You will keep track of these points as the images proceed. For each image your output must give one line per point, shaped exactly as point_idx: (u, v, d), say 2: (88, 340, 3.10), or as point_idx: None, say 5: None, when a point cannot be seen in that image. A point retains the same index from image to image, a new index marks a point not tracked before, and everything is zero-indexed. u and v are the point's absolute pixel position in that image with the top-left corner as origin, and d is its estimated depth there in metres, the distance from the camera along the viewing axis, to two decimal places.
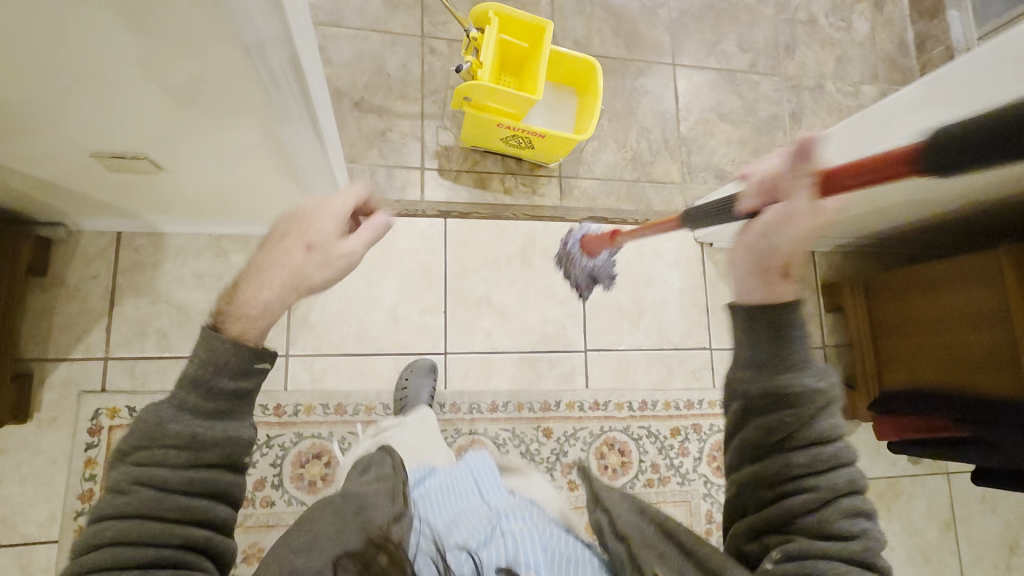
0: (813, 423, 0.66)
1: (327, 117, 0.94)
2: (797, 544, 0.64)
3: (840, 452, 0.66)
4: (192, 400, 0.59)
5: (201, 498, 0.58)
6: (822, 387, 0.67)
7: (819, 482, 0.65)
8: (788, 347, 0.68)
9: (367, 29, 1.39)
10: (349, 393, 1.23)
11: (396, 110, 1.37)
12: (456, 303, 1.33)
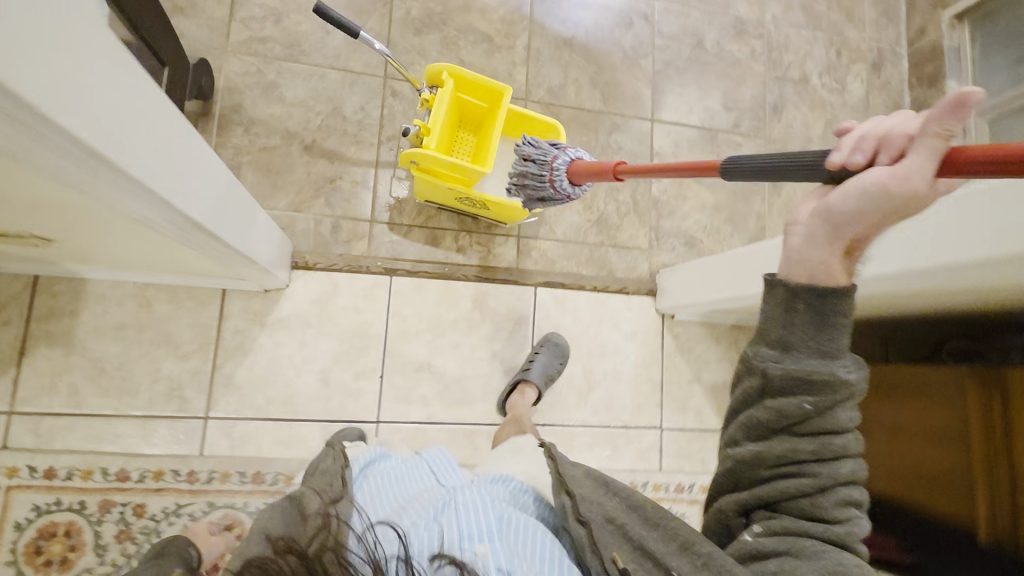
0: (831, 413, 0.59)
1: (260, 227, 0.97)
2: (780, 520, 0.61)
3: (850, 444, 0.61)
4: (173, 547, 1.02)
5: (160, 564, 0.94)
6: (852, 377, 0.59)
7: (819, 469, 0.60)
8: (827, 330, 0.58)
9: (326, 67, 1.28)
10: (270, 460, 1.18)
11: (348, 156, 1.28)
12: (395, 367, 1.28)
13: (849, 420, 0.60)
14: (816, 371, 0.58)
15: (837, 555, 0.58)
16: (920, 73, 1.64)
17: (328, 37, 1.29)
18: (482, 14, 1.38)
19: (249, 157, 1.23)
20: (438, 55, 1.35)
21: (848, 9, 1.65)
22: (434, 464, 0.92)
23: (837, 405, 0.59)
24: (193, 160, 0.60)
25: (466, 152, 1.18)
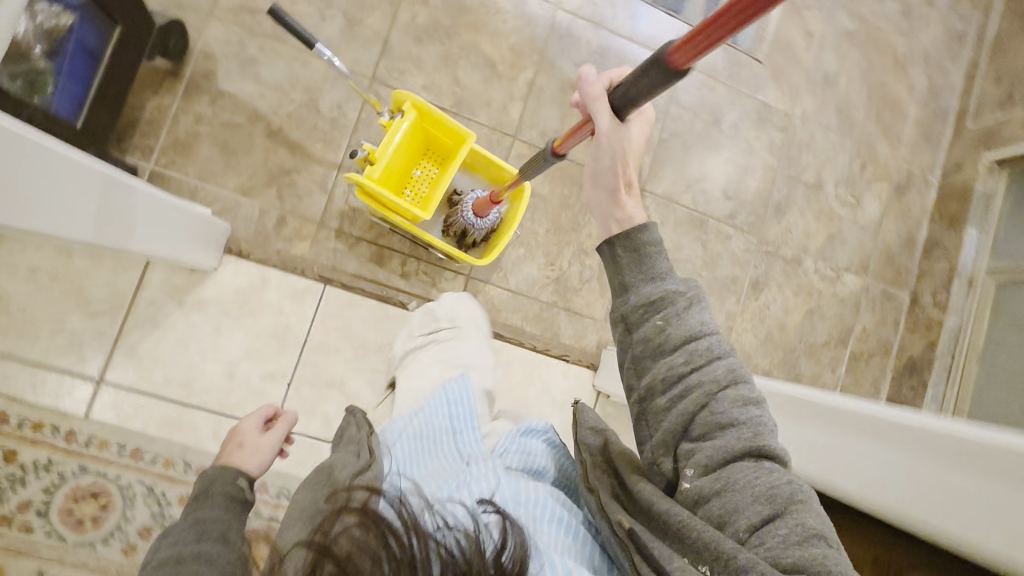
0: (682, 321, 0.66)
1: (178, 218, 1.03)
2: (704, 450, 0.62)
3: (714, 345, 0.65)
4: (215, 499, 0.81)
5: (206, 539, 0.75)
6: (682, 287, 0.68)
7: (699, 377, 0.63)
8: (648, 263, 0.70)
9: (312, 55, 1.24)
10: (152, 440, 1.15)
11: (313, 151, 1.23)
12: (305, 378, 1.22)
13: (703, 324, 0.66)
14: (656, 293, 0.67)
15: (760, 480, 0.59)
16: (944, 209, 1.53)
17: (326, 28, 1.25)
18: (491, 38, 1.33)
19: (209, 128, 1.20)
20: (433, 69, 1.30)
21: (885, 122, 1.55)
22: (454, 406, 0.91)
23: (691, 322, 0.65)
24: (38, 167, 0.71)
25: (423, 181, 1.12)
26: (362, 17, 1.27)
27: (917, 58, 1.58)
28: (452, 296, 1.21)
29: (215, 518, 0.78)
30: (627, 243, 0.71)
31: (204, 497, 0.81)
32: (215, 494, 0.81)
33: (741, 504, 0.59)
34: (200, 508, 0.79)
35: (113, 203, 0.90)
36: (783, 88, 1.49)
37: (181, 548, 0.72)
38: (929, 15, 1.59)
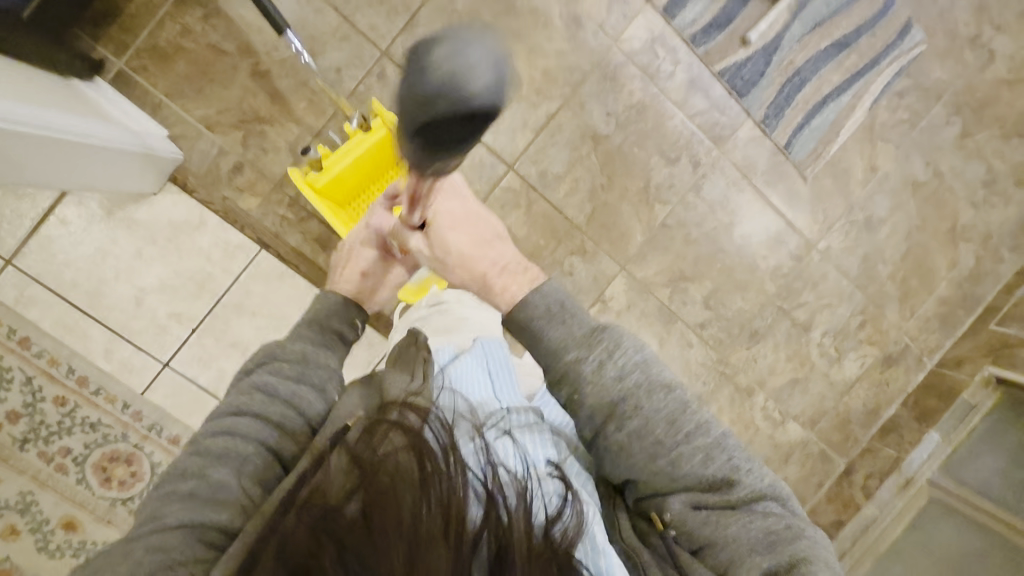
0: (601, 370, 0.59)
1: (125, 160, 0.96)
2: (681, 499, 0.56)
3: (643, 395, 0.58)
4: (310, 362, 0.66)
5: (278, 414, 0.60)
6: (586, 345, 0.60)
7: (637, 436, 0.57)
8: (557, 321, 0.62)
9: (327, 4, 1.10)
10: (42, 334, 1.12)
11: (293, 107, 1.13)
12: (211, 329, 1.17)
13: (620, 381, 0.59)
14: (565, 363, 0.61)
15: (753, 526, 0.54)
16: (922, 399, 1.43)
17: None
18: (528, 52, 1.18)
19: (192, 45, 1.09)
20: None
21: (909, 288, 1.41)
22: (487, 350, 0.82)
23: (610, 386, 0.58)
24: None
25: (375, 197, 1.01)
26: None
27: (975, 235, 1.41)
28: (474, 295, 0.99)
29: (314, 366, 0.65)
30: (518, 325, 0.64)
31: (319, 325, 0.70)
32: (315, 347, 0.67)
33: (738, 555, 0.53)
34: (294, 372, 0.63)
35: (49, 152, 0.84)
36: (817, 214, 1.35)
37: (250, 408, 0.59)
38: (1011, 194, 1.41)
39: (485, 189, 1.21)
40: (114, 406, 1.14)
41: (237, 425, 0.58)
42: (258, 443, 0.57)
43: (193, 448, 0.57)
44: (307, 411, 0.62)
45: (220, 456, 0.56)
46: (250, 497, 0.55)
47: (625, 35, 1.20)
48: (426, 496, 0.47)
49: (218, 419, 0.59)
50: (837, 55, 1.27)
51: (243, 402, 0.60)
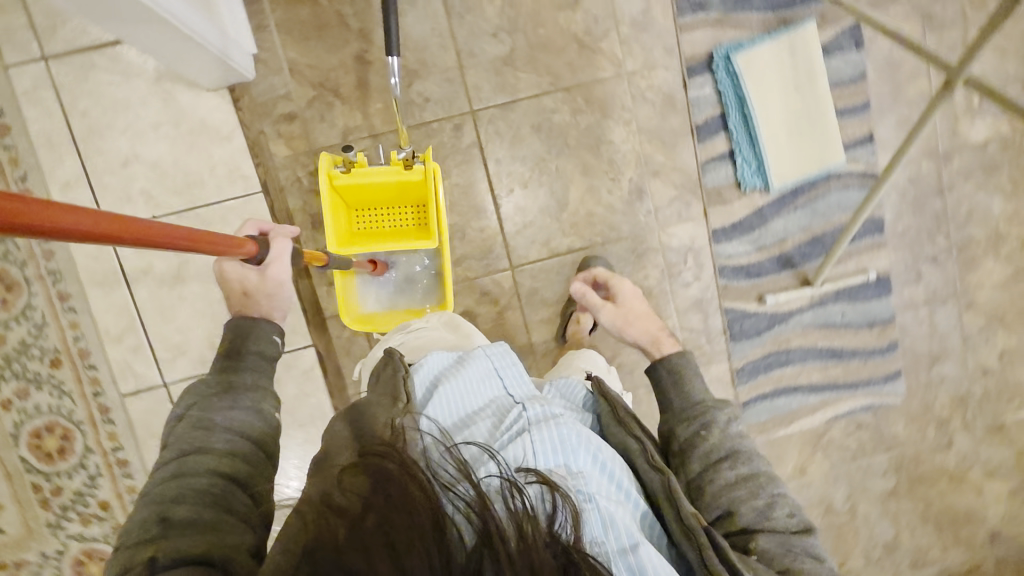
0: (716, 422, 0.70)
1: (203, 54, 0.97)
2: (772, 539, 0.60)
3: (742, 447, 0.68)
4: (238, 384, 0.68)
5: (215, 439, 0.61)
6: (707, 404, 0.73)
7: (737, 479, 0.65)
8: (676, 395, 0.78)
9: (455, 47, 1.17)
10: (21, 134, 1.09)
11: (370, 102, 1.17)
12: (166, 226, 1.15)
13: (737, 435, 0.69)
14: (695, 406, 0.74)
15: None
16: None
17: (488, 41, 1.18)
18: (586, 189, 1.24)
19: (326, 4, 1.15)
20: (521, 157, 1.21)
21: None
22: (492, 354, 0.77)
23: (734, 437, 0.69)
24: None
25: (382, 222, 1.06)
26: (519, 65, 1.19)
27: None
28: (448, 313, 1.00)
29: (248, 387, 0.68)
30: (670, 367, 0.81)
31: (240, 352, 0.71)
32: (252, 358, 0.71)
33: None
34: (232, 389, 0.67)
35: (142, 22, 0.85)
36: None
37: (194, 441, 0.61)
38: (901, 568, 1.43)
39: (479, 270, 1.24)
40: (34, 234, 1.11)
41: (186, 461, 0.59)
42: (207, 460, 0.59)
43: (148, 498, 0.57)
44: (251, 430, 0.64)
45: (175, 496, 0.56)
46: (218, 520, 0.55)
47: (669, 230, 1.26)
48: (409, 515, 0.44)
49: (167, 465, 0.59)
50: (827, 359, 1.33)
51: (188, 436, 0.62)
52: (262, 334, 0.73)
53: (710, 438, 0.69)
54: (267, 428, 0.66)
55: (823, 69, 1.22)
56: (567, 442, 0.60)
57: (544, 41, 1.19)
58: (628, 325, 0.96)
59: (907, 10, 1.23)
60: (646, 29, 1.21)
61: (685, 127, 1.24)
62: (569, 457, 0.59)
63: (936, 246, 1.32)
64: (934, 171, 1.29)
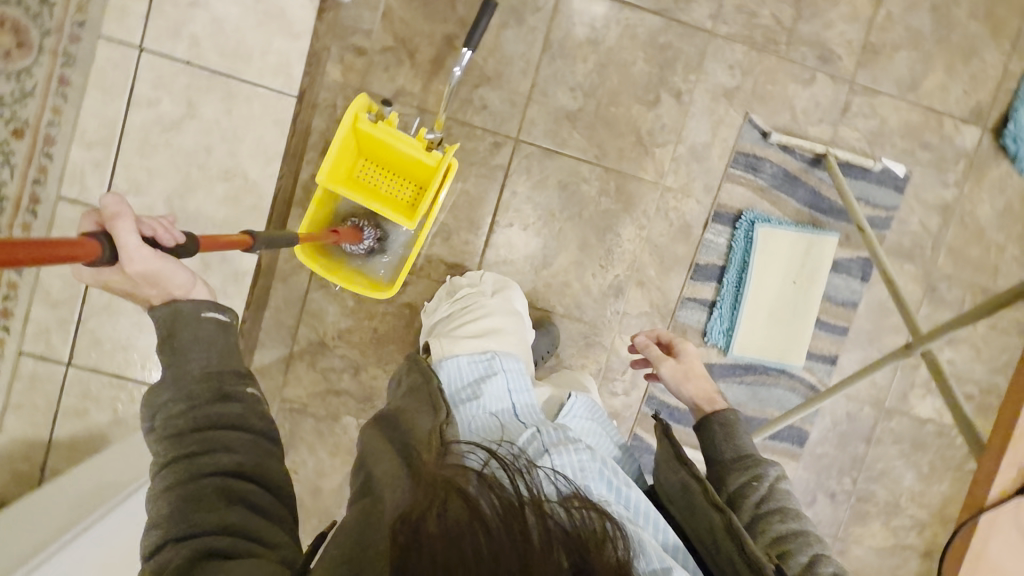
0: (749, 469, 0.75)
1: None
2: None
3: (775, 487, 0.74)
4: (204, 367, 0.59)
5: (211, 445, 0.56)
6: (745, 451, 0.78)
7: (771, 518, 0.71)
8: (721, 445, 0.79)
9: (533, 80, 1.22)
10: None
11: (434, 82, 1.21)
12: (192, 76, 1.14)
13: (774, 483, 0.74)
14: (749, 455, 0.77)
15: None
16: None
17: (563, 90, 1.22)
18: (574, 261, 1.26)
19: None
20: (536, 201, 1.24)
21: None
22: (509, 373, 0.81)
23: (780, 491, 0.73)
24: None
25: (381, 183, 1.07)
26: (577, 126, 1.23)
27: None
28: (494, 278, 1.10)
29: (217, 363, 0.60)
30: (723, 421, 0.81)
31: (171, 351, 0.59)
32: (189, 345, 0.59)
33: None
34: (184, 377, 0.59)
35: None
36: None
37: (201, 451, 0.55)
38: None
39: (442, 275, 1.24)
40: (72, 14, 1.10)
41: (203, 482, 0.54)
42: (196, 461, 0.55)
43: (178, 533, 0.52)
44: (226, 420, 0.57)
45: (207, 528, 0.52)
46: (261, 540, 0.53)
47: (625, 338, 1.29)
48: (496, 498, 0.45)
49: (178, 491, 0.54)
50: None
51: (162, 443, 0.57)
52: (190, 316, 0.61)
53: (763, 487, 0.74)
54: (246, 405, 0.60)
55: (825, 277, 1.28)
56: (594, 475, 0.65)
57: (609, 119, 1.24)
58: (687, 382, 0.89)
59: (918, 273, 1.30)
60: (699, 160, 1.26)
61: (686, 259, 1.28)
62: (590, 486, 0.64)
63: (840, 485, 1.36)
64: (870, 419, 1.34)
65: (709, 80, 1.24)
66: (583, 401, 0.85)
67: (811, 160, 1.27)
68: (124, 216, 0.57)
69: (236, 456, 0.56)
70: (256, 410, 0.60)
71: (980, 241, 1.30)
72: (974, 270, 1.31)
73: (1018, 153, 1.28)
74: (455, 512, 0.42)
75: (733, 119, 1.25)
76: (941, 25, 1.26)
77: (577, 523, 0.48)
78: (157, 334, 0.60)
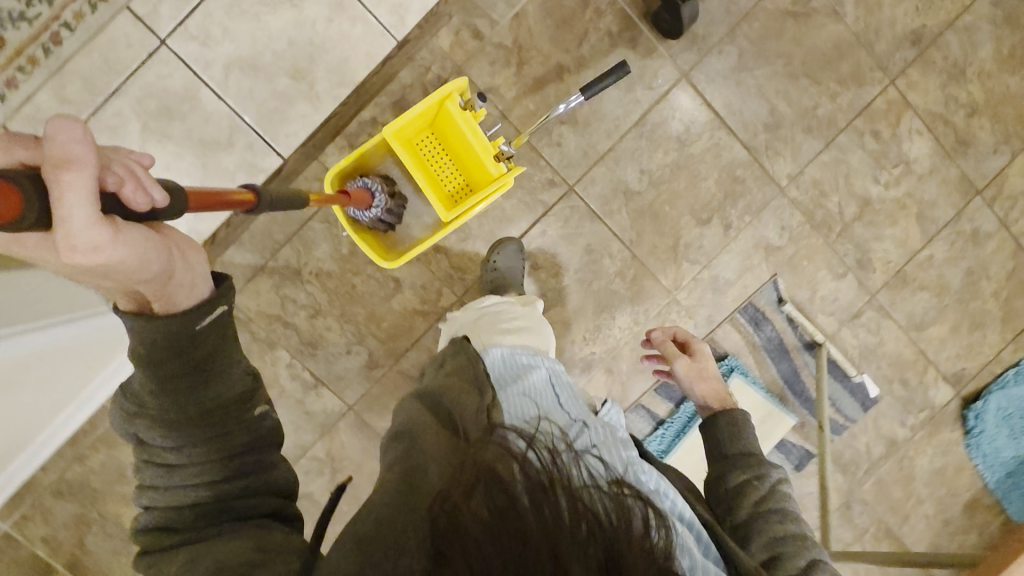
0: (749, 470, 0.77)
1: None
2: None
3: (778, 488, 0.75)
4: (192, 375, 0.48)
5: (209, 468, 0.49)
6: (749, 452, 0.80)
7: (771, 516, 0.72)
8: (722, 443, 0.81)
9: (612, 145, 1.24)
10: None
11: (527, 96, 1.21)
12: None
13: (775, 485, 0.76)
14: (753, 456, 0.79)
15: None
16: None
17: (633, 168, 1.25)
18: (562, 319, 1.27)
19: (586, 15, 1.20)
20: (558, 250, 1.25)
21: None
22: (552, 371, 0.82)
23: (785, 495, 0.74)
24: None
25: (433, 162, 1.05)
26: (628, 205, 1.25)
27: None
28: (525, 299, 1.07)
29: (211, 365, 0.49)
30: (729, 419, 0.83)
31: (152, 355, 0.47)
32: (173, 351, 0.47)
33: None
34: (175, 402, 0.48)
35: None
36: None
37: (204, 472, 0.48)
38: None
39: (440, 270, 1.24)
40: None
41: (201, 512, 0.48)
42: (195, 492, 0.48)
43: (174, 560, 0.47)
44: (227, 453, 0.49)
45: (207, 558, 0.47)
46: None
47: None
48: (535, 482, 0.46)
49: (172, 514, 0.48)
50: None
51: (149, 467, 0.49)
52: (188, 332, 0.48)
53: (763, 488, 0.75)
54: (252, 432, 0.51)
55: (767, 449, 1.32)
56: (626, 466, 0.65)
57: (658, 214, 1.26)
58: (701, 381, 0.92)
59: (843, 486, 1.36)
60: (714, 291, 1.29)
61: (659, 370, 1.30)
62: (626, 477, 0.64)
63: None
64: None
65: (758, 228, 1.29)
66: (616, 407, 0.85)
67: (807, 342, 1.32)
68: (79, 166, 0.36)
69: (241, 482, 0.50)
70: (262, 431, 0.52)
71: (906, 486, 1.37)
72: (889, 508, 1.37)
73: (973, 428, 1.36)
74: (495, 495, 0.43)
75: (761, 272, 1.30)
76: (968, 289, 1.34)
77: (610, 510, 0.48)
78: (133, 350, 0.47)
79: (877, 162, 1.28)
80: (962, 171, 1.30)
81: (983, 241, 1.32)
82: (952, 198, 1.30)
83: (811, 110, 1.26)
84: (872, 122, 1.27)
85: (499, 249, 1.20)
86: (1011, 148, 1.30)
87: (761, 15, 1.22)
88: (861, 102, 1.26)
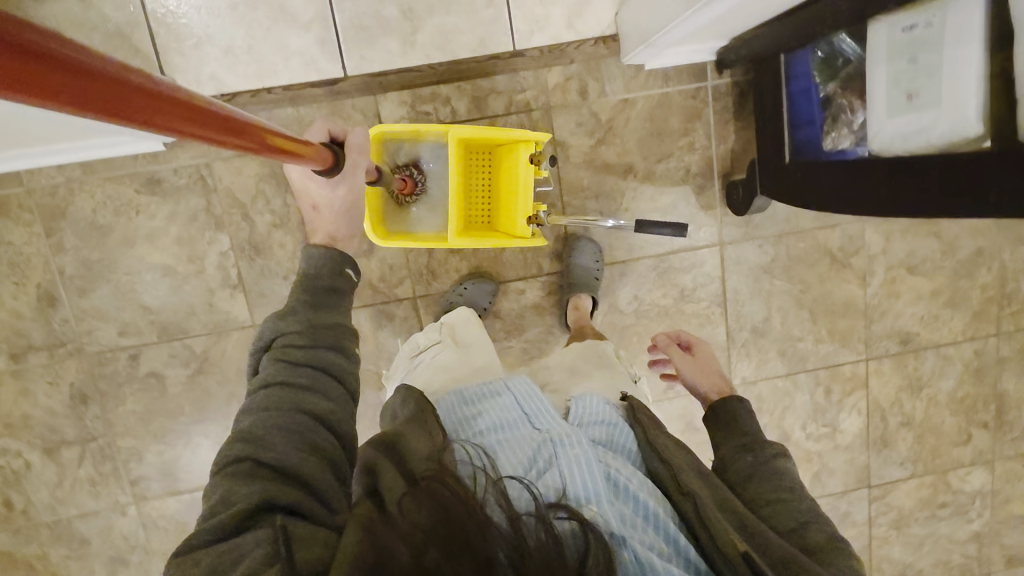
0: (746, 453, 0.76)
1: (656, 18, 0.99)
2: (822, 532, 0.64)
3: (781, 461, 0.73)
4: (318, 298, 0.71)
5: (312, 365, 0.64)
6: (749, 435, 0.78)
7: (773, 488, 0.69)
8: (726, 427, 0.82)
9: (625, 259, 1.25)
10: None
11: (587, 173, 1.21)
12: None
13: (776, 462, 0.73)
14: (752, 435, 0.79)
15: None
16: None
17: (629, 289, 1.27)
18: None
19: (679, 141, 1.21)
20: (524, 312, 1.25)
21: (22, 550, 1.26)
22: (512, 386, 0.75)
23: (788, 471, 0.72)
24: None
25: (472, 183, 1.02)
26: (604, 315, 1.27)
27: None
28: (460, 317, 1.02)
29: (335, 301, 0.73)
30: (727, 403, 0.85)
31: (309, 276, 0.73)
32: (322, 271, 0.73)
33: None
34: (313, 310, 0.69)
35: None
36: (170, 512, 1.27)
37: (307, 365, 0.64)
38: None
39: (415, 262, 1.21)
40: None
41: (295, 399, 0.60)
42: (294, 391, 0.61)
43: (260, 438, 0.56)
44: (330, 368, 0.65)
45: (282, 440, 0.56)
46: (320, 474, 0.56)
47: None
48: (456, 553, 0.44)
49: (268, 399, 0.60)
50: None
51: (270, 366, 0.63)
52: (338, 268, 0.75)
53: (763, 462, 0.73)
54: (345, 363, 0.67)
55: None
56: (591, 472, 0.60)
57: (623, 339, 1.29)
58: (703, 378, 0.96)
59: None
60: None
61: None
62: (595, 484, 0.59)
63: None
64: None
65: (691, 401, 1.35)
66: (590, 400, 0.76)
67: None
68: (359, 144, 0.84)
69: (323, 394, 0.62)
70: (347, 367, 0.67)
71: None
72: None
73: None
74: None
75: None
76: None
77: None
78: (303, 271, 0.73)
79: (812, 414, 1.37)
80: (867, 462, 1.40)
81: (845, 525, 1.43)
82: (846, 477, 1.41)
83: (794, 340, 1.33)
84: (831, 381, 1.36)
85: (477, 278, 1.20)
86: (914, 469, 1.41)
87: (810, 240, 1.28)
88: (834, 360, 1.34)
